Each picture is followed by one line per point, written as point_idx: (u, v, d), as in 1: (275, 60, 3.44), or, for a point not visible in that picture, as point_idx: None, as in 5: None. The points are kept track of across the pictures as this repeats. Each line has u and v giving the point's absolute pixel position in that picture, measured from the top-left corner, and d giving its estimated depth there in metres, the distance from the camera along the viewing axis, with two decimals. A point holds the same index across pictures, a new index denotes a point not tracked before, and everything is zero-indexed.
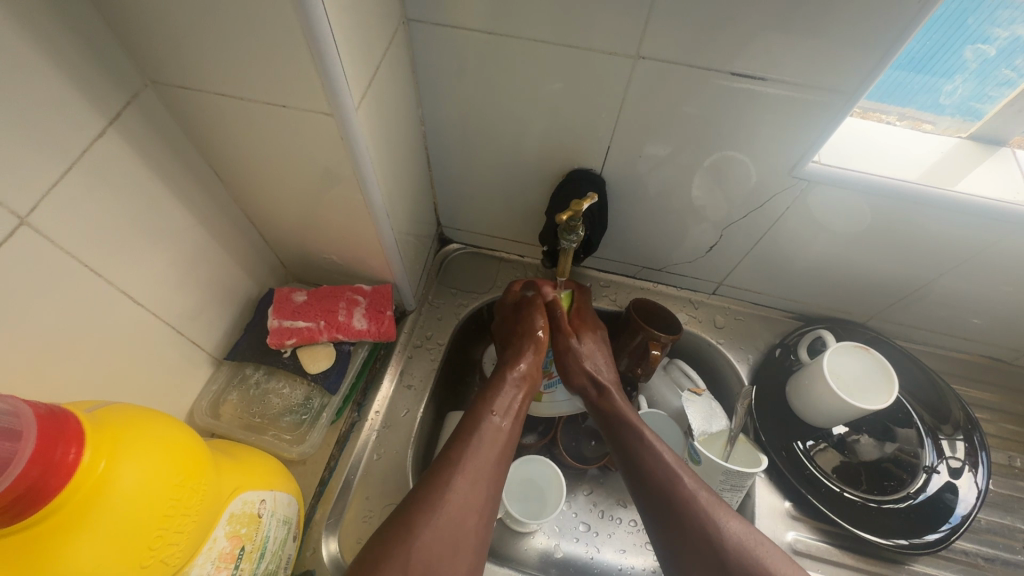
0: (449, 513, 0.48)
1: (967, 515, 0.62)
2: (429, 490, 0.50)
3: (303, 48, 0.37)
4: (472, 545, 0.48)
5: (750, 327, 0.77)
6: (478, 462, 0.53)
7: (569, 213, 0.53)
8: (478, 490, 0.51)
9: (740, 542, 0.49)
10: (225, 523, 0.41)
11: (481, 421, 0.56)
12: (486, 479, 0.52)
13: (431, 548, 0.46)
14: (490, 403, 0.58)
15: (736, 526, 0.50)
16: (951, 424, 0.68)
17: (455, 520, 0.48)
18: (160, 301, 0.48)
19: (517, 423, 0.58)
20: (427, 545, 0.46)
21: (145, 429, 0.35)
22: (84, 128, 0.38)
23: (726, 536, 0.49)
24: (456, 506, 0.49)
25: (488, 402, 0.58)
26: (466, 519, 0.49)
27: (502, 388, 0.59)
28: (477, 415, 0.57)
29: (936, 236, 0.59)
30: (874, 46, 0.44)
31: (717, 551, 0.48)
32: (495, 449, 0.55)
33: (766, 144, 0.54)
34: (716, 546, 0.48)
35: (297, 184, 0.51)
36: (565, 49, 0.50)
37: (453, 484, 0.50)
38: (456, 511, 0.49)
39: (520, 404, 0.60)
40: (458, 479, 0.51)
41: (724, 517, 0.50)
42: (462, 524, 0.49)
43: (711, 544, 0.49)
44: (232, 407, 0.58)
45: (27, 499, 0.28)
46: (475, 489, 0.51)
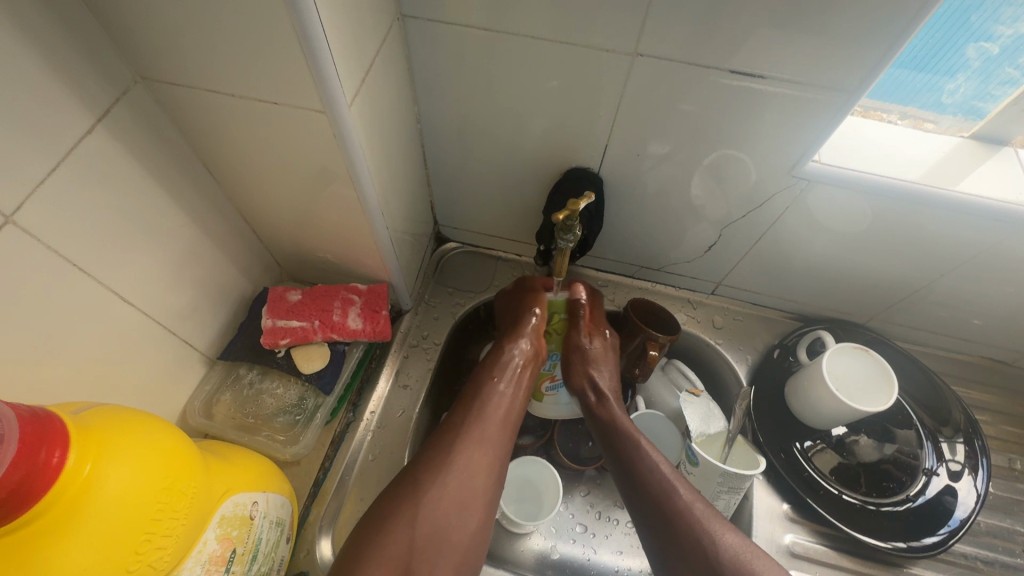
0: (452, 478, 0.50)
1: (966, 518, 0.62)
2: (434, 454, 0.52)
3: (294, 43, 0.36)
4: (479, 504, 0.50)
5: (750, 327, 0.77)
6: (485, 428, 0.55)
7: (566, 212, 0.52)
8: (486, 454, 0.53)
9: (735, 554, 0.47)
10: (215, 526, 0.40)
11: (486, 393, 0.58)
12: (495, 442, 0.54)
13: (438, 510, 0.48)
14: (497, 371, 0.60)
15: (731, 539, 0.48)
16: (951, 426, 0.67)
17: (463, 481, 0.50)
18: (151, 301, 0.48)
19: (523, 397, 0.60)
20: (431, 507, 0.48)
21: (132, 430, 0.35)
22: (73, 125, 0.37)
23: (719, 546, 0.47)
24: (461, 470, 0.51)
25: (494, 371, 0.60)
26: (474, 481, 0.51)
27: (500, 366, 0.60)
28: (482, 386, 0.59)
29: (938, 236, 0.58)
30: (877, 44, 0.43)
31: (709, 558, 0.47)
32: (496, 421, 0.56)
33: (766, 143, 0.54)
34: (708, 551, 0.47)
35: (291, 182, 0.51)
36: (562, 46, 0.50)
37: (458, 450, 0.52)
38: (462, 475, 0.51)
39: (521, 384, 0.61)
40: (462, 445, 0.53)
41: (718, 528, 0.49)
42: (470, 485, 0.51)
43: (703, 551, 0.48)
44: (225, 407, 0.57)
45: (11, 503, 0.28)
46: (483, 457, 0.53)
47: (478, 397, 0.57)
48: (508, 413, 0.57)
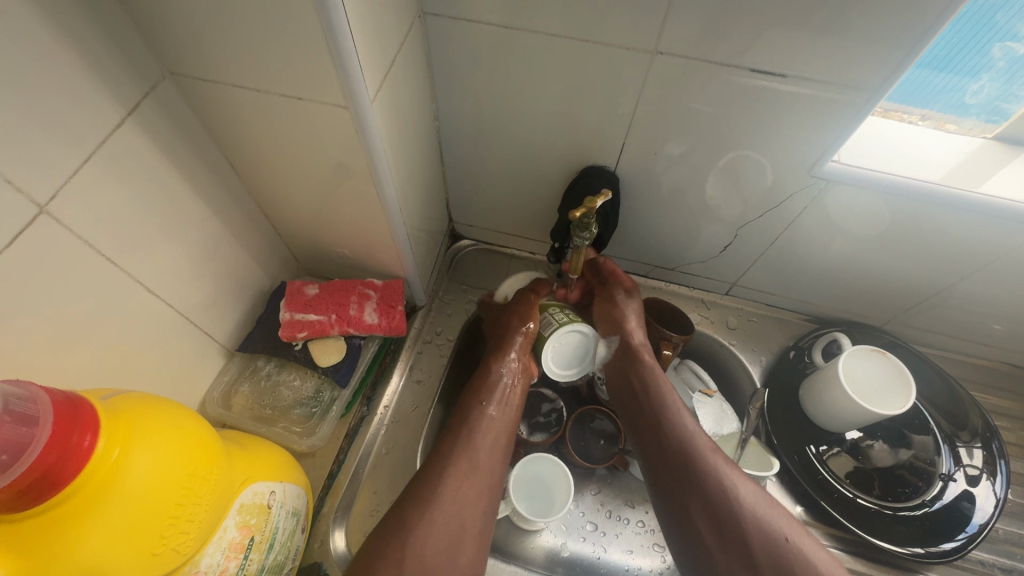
0: (442, 512, 0.50)
1: (984, 524, 0.61)
2: (422, 488, 0.52)
3: (319, 38, 0.36)
4: (473, 535, 0.51)
5: (764, 329, 0.76)
6: (472, 460, 0.55)
7: (583, 210, 0.52)
8: (473, 485, 0.54)
9: (752, 504, 0.52)
10: (235, 513, 0.41)
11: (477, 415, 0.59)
12: (482, 476, 0.55)
13: (428, 548, 0.48)
14: (484, 396, 0.60)
15: (750, 491, 0.53)
16: (968, 430, 0.66)
17: (452, 516, 0.51)
18: (174, 292, 0.49)
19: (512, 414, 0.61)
20: (422, 541, 0.48)
21: (160, 418, 0.35)
22: (103, 119, 0.38)
23: (741, 500, 0.52)
24: (450, 505, 0.51)
25: (480, 397, 0.60)
26: (462, 516, 0.51)
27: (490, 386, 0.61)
28: (469, 411, 0.59)
29: (958, 239, 0.57)
30: (900, 43, 0.43)
31: (735, 516, 0.51)
32: (488, 442, 0.57)
33: (785, 143, 0.53)
34: (733, 508, 0.51)
35: (312, 177, 0.52)
36: (582, 44, 0.50)
37: (447, 482, 0.53)
38: (451, 510, 0.51)
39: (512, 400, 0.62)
40: (450, 479, 0.53)
41: (737, 483, 0.53)
42: (459, 517, 0.51)
43: (727, 508, 0.52)
44: (243, 398, 0.58)
45: (43, 484, 0.29)
46: (471, 488, 0.53)
47: (466, 423, 0.58)
48: (500, 434, 0.58)
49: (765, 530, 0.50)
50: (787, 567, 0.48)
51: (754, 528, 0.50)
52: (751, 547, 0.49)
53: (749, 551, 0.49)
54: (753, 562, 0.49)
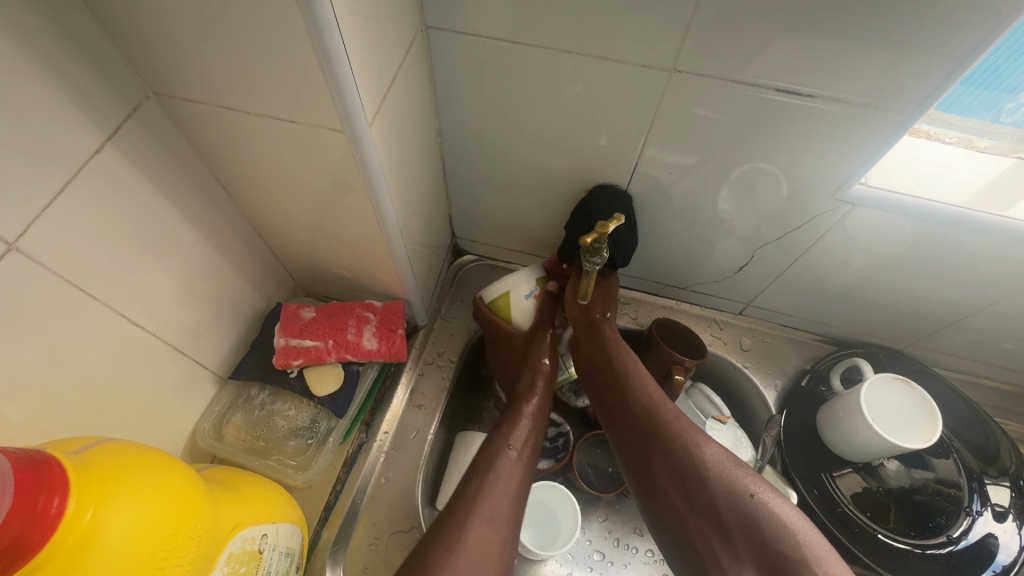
0: (466, 558, 0.44)
1: (1011, 564, 0.57)
2: (446, 534, 0.46)
3: (312, 61, 0.34)
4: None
5: (780, 350, 0.73)
6: (495, 502, 0.49)
7: (594, 235, 0.49)
8: (495, 530, 0.48)
9: (720, 463, 0.50)
10: (223, 563, 0.38)
11: (494, 453, 0.53)
12: (505, 521, 0.49)
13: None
14: (506, 435, 0.55)
15: (716, 449, 0.51)
16: (998, 466, 0.63)
17: (478, 563, 0.45)
18: (161, 322, 0.46)
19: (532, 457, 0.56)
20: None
21: (139, 471, 0.33)
22: (80, 145, 0.35)
23: (706, 458, 0.50)
24: (475, 550, 0.45)
25: (502, 436, 0.55)
26: (487, 563, 0.45)
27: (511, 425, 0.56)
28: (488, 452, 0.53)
29: (990, 263, 0.54)
30: (937, 61, 0.40)
31: (701, 476, 0.49)
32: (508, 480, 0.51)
33: (808, 162, 0.50)
34: (699, 466, 0.49)
35: (308, 198, 0.49)
36: (593, 61, 0.47)
37: (472, 525, 0.47)
38: (477, 556, 0.45)
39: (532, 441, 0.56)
40: (475, 522, 0.47)
41: (704, 442, 0.51)
42: (484, 563, 0.45)
43: (692, 466, 0.50)
44: (235, 428, 0.55)
45: (7, 559, 0.26)
46: (491, 530, 0.47)
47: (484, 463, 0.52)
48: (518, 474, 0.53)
49: (730, 487, 0.48)
50: (755, 526, 0.46)
51: (719, 487, 0.48)
52: (718, 508, 0.48)
53: (716, 511, 0.48)
54: (721, 522, 0.47)
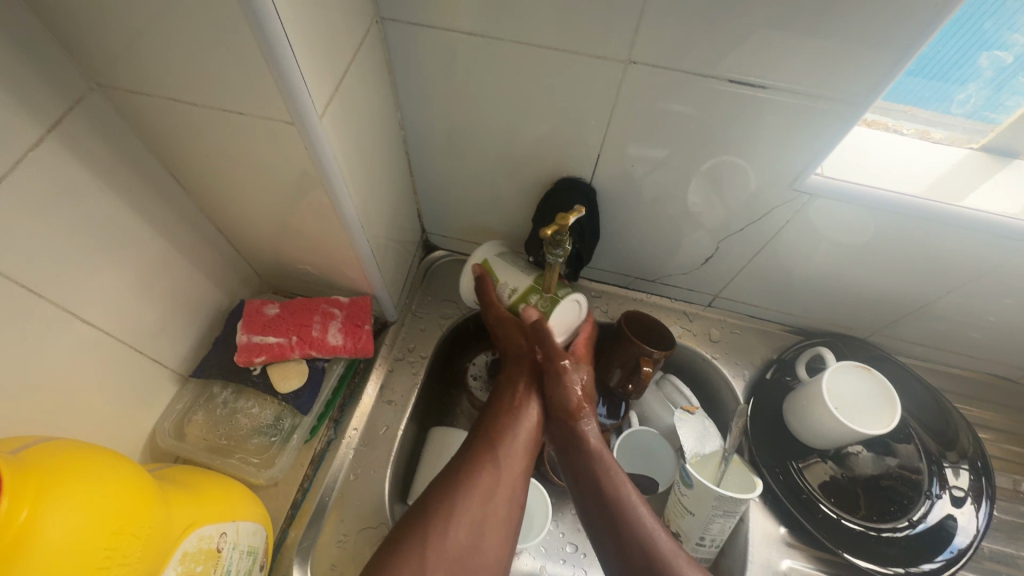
0: (473, 497, 0.51)
1: (967, 546, 0.59)
2: (460, 475, 0.53)
3: (256, 52, 0.33)
4: (496, 521, 0.51)
5: (748, 341, 0.74)
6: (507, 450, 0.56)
7: (554, 226, 0.50)
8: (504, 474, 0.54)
9: None
10: (176, 563, 0.38)
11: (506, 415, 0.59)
12: (514, 466, 0.55)
13: (454, 534, 0.49)
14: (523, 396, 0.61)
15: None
16: (957, 451, 0.65)
17: (479, 505, 0.51)
18: (115, 320, 0.45)
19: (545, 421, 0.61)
20: (451, 524, 0.49)
21: (78, 472, 0.32)
22: (17, 138, 0.34)
23: None
24: (482, 491, 0.52)
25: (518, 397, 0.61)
26: (491, 502, 0.52)
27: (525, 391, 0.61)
28: (504, 413, 0.59)
29: (945, 251, 0.55)
30: (883, 52, 0.41)
31: None
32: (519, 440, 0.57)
33: (766, 153, 0.51)
34: None
35: (267, 193, 0.48)
36: (551, 52, 0.47)
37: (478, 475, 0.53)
38: (482, 496, 0.52)
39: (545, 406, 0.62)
40: (485, 466, 0.54)
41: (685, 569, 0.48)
42: (489, 501, 0.52)
43: None
44: (197, 427, 0.54)
45: None
46: (500, 476, 0.54)
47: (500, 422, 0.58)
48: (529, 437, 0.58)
49: None
50: None
51: None
52: None
53: None
54: None
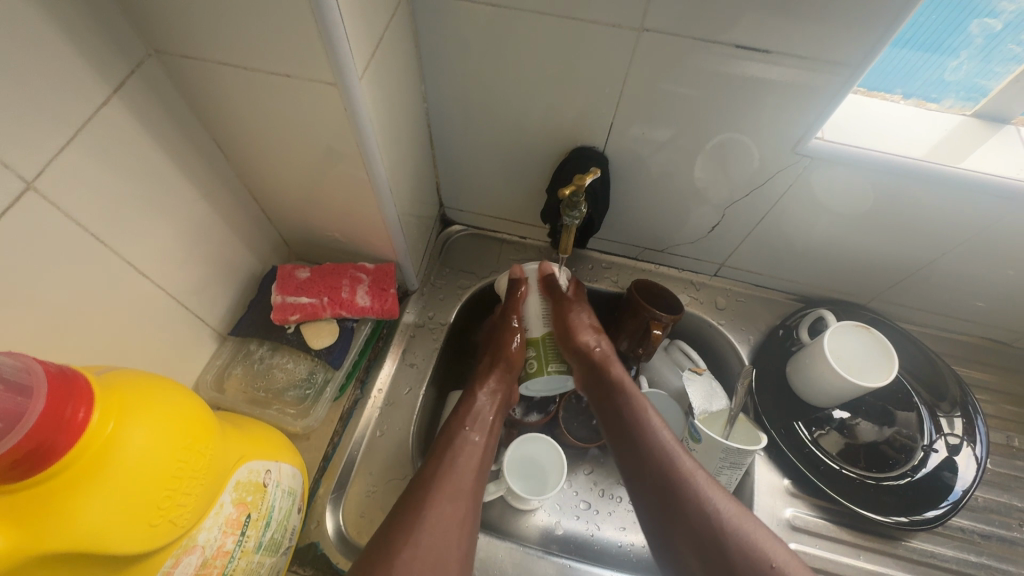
0: (428, 532, 0.47)
1: (965, 492, 0.62)
2: (408, 511, 0.48)
3: (306, 13, 0.36)
4: (459, 546, 0.48)
5: (752, 308, 0.78)
6: (458, 480, 0.52)
7: (572, 187, 0.54)
8: (459, 504, 0.50)
9: (733, 521, 0.48)
10: (231, 490, 0.41)
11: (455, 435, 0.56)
12: (467, 496, 0.51)
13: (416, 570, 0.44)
14: (463, 419, 0.58)
15: (729, 507, 0.49)
16: (948, 401, 0.68)
17: (438, 536, 0.47)
18: (164, 275, 0.49)
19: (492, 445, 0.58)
20: (408, 563, 0.44)
21: (153, 393, 0.35)
22: (88, 98, 0.38)
23: (719, 517, 0.48)
24: (437, 524, 0.47)
25: (459, 420, 0.58)
26: (450, 535, 0.47)
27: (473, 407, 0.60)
28: (451, 433, 0.57)
29: (942, 214, 0.58)
30: (883, 16, 0.43)
31: (717, 537, 0.47)
32: (470, 462, 0.54)
33: (770, 121, 0.54)
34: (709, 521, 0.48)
35: (301, 159, 0.51)
36: (567, 22, 0.49)
37: (432, 501, 0.49)
38: (439, 529, 0.47)
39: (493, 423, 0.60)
40: (435, 498, 0.49)
41: (714, 498, 0.50)
42: (446, 535, 0.47)
43: (708, 526, 0.48)
44: (236, 381, 0.58)
45: (37, 456, 0.28)
46: (455, 506, 0.50)
47: (447, 444, 0.55)
48: (477, 458, 0.55)
49: (750, 548, 0.46)
50: None
51: (738, 547, 0.47)
52: (734, 564, 0.46)
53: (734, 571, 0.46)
54: None
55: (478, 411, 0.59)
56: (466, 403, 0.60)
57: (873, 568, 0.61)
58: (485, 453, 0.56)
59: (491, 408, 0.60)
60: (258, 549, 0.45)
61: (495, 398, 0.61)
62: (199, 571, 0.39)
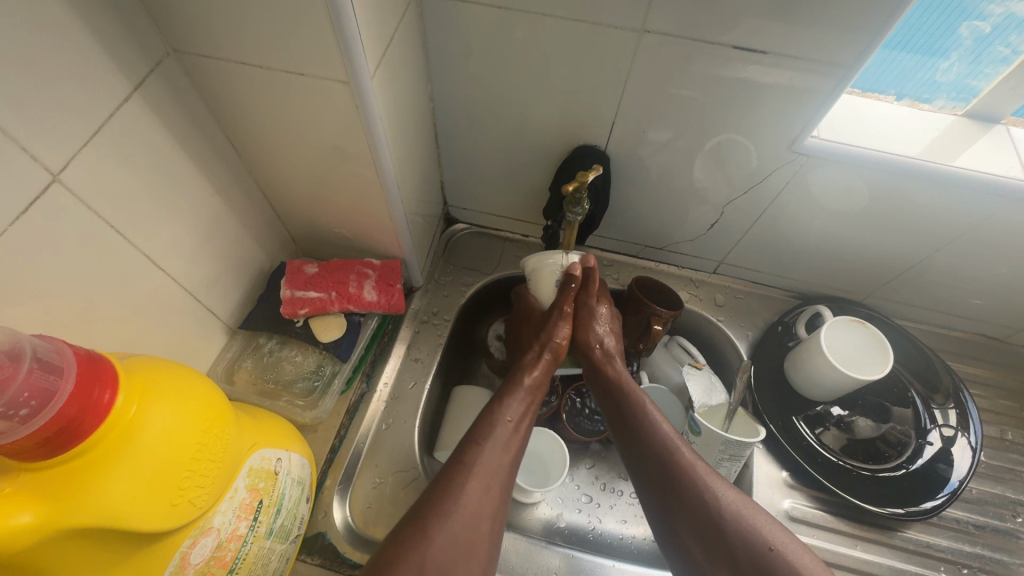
0: (460, 522, 0.47)
1: (960, 483, 0.63)
2: (441, 499, 0.48)
3: (322, 11, 0.38)
4: (485, 536, 0.48)
5: (750, 305, 0.79)
6: (494, 470, 0.52)
7: (575, 183, 0.56)
8: (491, 495, 0.50)
9: (736, 509, 0.49)
10: (244, 475, 0.43)
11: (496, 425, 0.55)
12: (499, 486, 0.51)
13: (448, 554, 0.44)
14: (504, 406, 0.57)
15: (731, 495, 0.50)
16: (942, 393, 0.69)
17: (470, 521, 0.47)
18: (179, 268, 0.50)
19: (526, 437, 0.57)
20: (442, 547, 0.45)
21: (174, 378, 0.36)
22: (111, 94, 0.39)
23: (720, 504, 0.50)
24: (471, 513, 0.48)
25: (500, 407, 0.57)
26: (479, 524, 0.48)
27: (515, 396, 0.59)
28: (489, 418, 0.56)
29: (935, 212, 0.60)
30: (876, 19, 0.44)
31: (718, 525, 0.49)
32: (504, 450, 0.54)
33: (766, 122, 0.56)
34: (710, 509, 0.49)
35: (312, 157, 0.53)
36: (571, 24, 0.51)
37: (467, 489, 0.49)
38: (472, 515, 0.48)
39: (528, 413, 0.59)
40: (469, 489, 0.49)
41: (718, 485, 0.51)
42: (477, 524, 0.48)
43: (709, 514, 0.49)
44: (246, 373, 0.60)
45: (64, 435, 0.30)
46: (487, 495, 0.50)
47: (484, 430, 0.55)
48: (512, 448, 0.55)
49: (748, 536, 0.48)
50: None
51: (738, 535, 0.48)
52: (734, 552, 0.47)
53: (733, 558, 0.47)
54: (736, 564, 0.47)
55: (516, 399, 0.59)
56: (507, 390, 0.60)
57: (870, 558, 0.62)
58: (520, 442, 0.56)
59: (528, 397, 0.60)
60: (269, 535, 0.46)
61: (533, 386, 0.61)
62: (214, 553, 0.41)
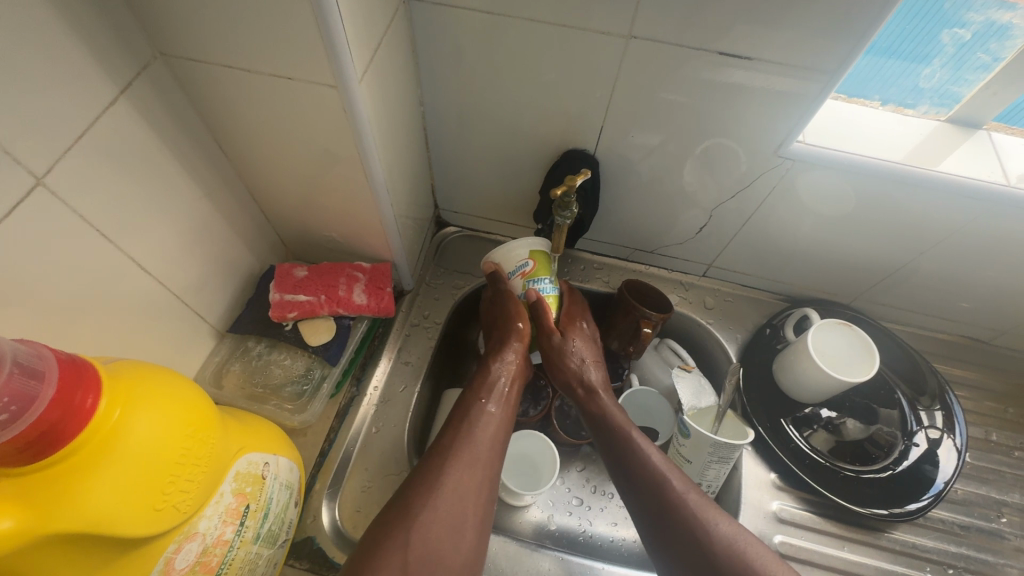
0: (446, 499, 0.48)
1: (946, 484, 0.64)
2: (426, 479, 0.49)
3: (308, 15, 0.38)
4: (473, 519, 0.48)
5: (740, 308, 0.80)
6: (477, 450, 0.52)
7: (564, 187, 0.56)
8: (474, 473, 0.51)
9: (731, 540, 0.48)
10: (230, 480, 0.42)
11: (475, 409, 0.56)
12: (483, 464, 0.52)
13: (434, 533, 0.46)
14: (483, 390, 0.58)
15: (725, 526, 0.49)
16: (928, 395, 0.70)
17: (455, 501, 0.48)
18: (166, 271, 0.50)
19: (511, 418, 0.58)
20: (426, 525, 0.46)
21: (159, 382, 0.36)
22: (97, 98, 0.39)
23: (713, 532, 0.49)
24: (453, 491, 0.49)
25: (475, 392, 0.58)
26: (466, 503, 0.49)
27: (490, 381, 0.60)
28: (467, 405, 0.57)
29: (919, 216, 0.60)
30: (859, 26, 0.45)
31: (708, 551, 0.48)
32: (484, 431, 0.55)
33: (752, 127, 0.56)
34: (703, 535, 0.49)
35: (301, 160, 0.53)
36: (558, 29, 0.51)
37: (450, 471, 0.50)
38: (456, 495, 0.48)
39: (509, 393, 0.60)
40: (453, 467, 0.50)
41: (712, 517, 0.50)
42: (460, 503, 0.48)
43: (700, 539, 0.49)
44: (234, 377, 0.60)
45: (44, 441, 0.30)
46: (470, 471, 0.51)
47: (463, 415, 0.56)
48: (494, 429, 0.55)
49: (739, 561, 0.47)
50: None
51: (728, 560, 0.47)
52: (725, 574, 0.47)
53: None
54: None
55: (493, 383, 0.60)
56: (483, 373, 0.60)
57: (857, 558, 0.62)
58: (501, 422, 0.57)
59: (507, 379, 0.60)
60: (256, 540, 0.46)
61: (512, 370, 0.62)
62: (199, 558, 0.40)
